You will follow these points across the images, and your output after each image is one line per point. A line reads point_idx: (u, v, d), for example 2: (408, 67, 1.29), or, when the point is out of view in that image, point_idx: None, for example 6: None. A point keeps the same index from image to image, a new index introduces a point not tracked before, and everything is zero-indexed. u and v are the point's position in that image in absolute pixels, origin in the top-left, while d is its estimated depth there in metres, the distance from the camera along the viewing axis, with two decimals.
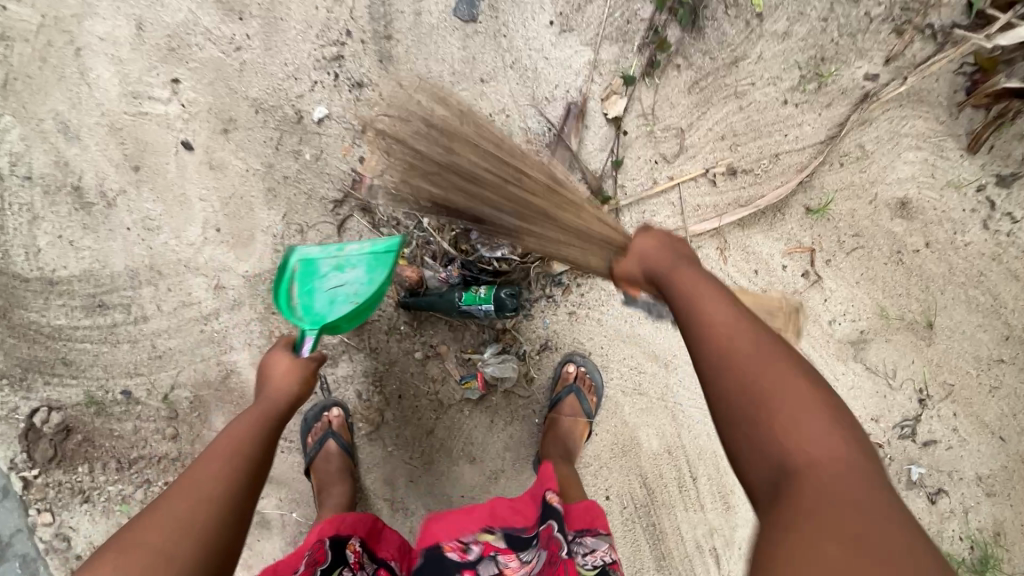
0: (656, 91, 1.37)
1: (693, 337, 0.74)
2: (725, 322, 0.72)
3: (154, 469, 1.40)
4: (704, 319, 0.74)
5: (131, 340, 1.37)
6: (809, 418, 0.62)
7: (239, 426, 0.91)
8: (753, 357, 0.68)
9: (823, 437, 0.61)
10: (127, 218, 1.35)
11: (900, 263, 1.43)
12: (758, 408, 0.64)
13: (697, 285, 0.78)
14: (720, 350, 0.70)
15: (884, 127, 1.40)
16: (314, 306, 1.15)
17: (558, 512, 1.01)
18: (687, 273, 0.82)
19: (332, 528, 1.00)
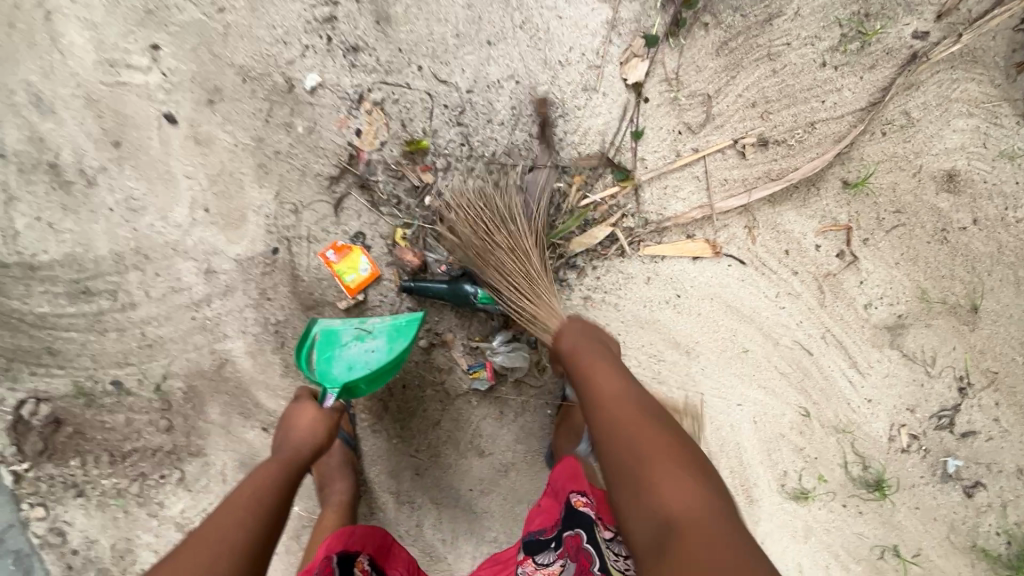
0: (681, 53, 1.25)
1: (593, 413, 0.83)
2: (619, 393, 0.83)
3: (149, 462, 1.34)
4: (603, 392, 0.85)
5: (119, 328, 1.29)
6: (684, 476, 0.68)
7: (261, 475, 0.90)
8: (638, 425, 0.77)
9: (694, 488, 0.67)
10: (109, 198, 1.26)
11: (944, 241, 1.32)
12: (639, 467, 0.71)
13: (594, 366, 0.90)
14: (614, 420, 0.79)
15: (932, 92, 1.27)
16: (333, 373, 1.15)
17: (587, 519, 0.93)
18: (589, 355, 0.94)
19: (342, 542, 0.99)
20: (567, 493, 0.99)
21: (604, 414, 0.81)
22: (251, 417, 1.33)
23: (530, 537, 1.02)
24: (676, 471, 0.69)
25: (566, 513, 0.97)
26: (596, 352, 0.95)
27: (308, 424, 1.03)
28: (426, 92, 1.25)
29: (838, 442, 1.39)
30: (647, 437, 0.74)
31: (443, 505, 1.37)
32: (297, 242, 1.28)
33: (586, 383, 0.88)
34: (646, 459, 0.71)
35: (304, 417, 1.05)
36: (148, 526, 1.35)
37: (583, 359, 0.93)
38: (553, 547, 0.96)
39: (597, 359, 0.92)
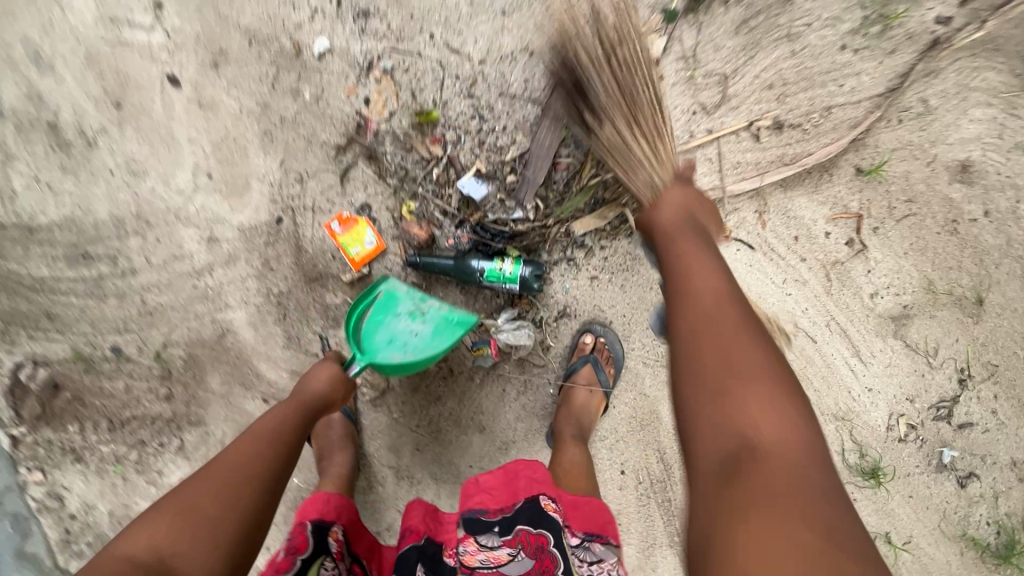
0: (700, 30, 1.22)
1: (687, 312, 0.80)
2: (723, 302, 0.79)
3: (149, 429, 1.33)
4: (694, 284, 0.83)
5: (119, 294, 1.28)
6: (766, 393, 0.68)
7: (277, 413, 0.96)
8: (740, 348, 0.73)
9: (786, 416, 0.66)
10: (110, 160, 1.23)
11: (954, 233, 1.31)
12: (730, 386, 0.70)
13: (699, 269, 0.85)
14: (716, 336, 0.75)
15: (951, 80, 1.25)
16: (371, 339, 1.14)
17: (555, 523, 0.93)
18: (690, 251, 0.88)
19: (317, 510, 1.01)
20: (534, 492, 0.96)
21: (703, 322, 0.77)
22: (252, 388, 1.32)
23: (468, 512, 0.96)
24: (769, 399, 0.68)
25: (527, 505, 0.95)
26: (696, 250, 0.88)
27: (325, 378, 1.04)
28: (438, 62, 1.22)
29: (836, 429, 1.41)
30: (744, 360, 0.72)
31: (443, 481, 1.37)
32: (302, 212, 1.26)
33: (683, 287, 0.83)
34: (740, 379, 0.70)
35: (323, 373, 1.05)
36: (146, 493, 1.35)
37: (686, 259, 0.87)
38: (498, 531, 0.93)
39: (701, 261, 0.86)
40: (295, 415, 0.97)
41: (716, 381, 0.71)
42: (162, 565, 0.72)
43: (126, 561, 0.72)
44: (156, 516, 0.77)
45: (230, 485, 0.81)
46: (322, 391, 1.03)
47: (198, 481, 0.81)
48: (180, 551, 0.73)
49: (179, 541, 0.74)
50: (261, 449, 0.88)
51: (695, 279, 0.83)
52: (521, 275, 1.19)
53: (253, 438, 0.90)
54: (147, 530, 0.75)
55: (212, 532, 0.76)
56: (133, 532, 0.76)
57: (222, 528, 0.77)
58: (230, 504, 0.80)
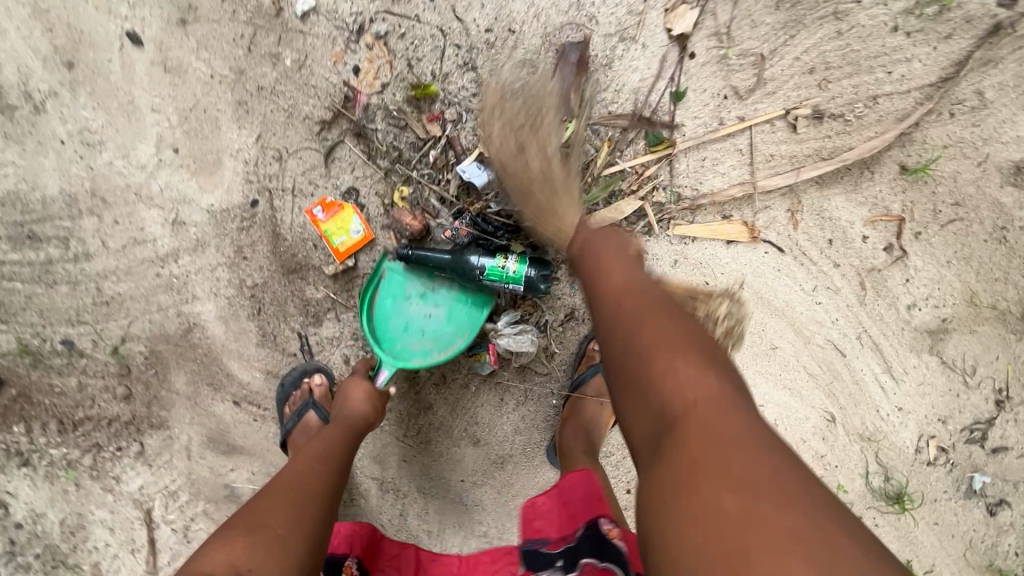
0: (736, 3, 1.09)
1: (597, 302, 0.72)
2: (628, 283, 0.71)
3: (104, 432, 1.19)
4: (602, 271, 0.75)
5: (71, 281, 1.13)
6: (677, 357, 0.58)
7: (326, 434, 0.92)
8: (644, 317, 0.64)
9: (696, 369, 0.57)
10: (60, 128, 1.09)
11: (1003, 241, 1.16)
12: (642, 361, 0.60)
13: (604, 258, 0.77)
14: (622, 316, 0.66)
15: (1011, 70, 1.10)
16: (389, 327, 1.11)
17: (621, 554, 0.78)
18: (602, 244, 0.80)
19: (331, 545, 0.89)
20: (592, 516, 0.85)
21: (611, 303, 0.69)
22: (221, 389, 1.18)
23: (527, 546, 0.89)
24: (684, 358, 0.58)
25: (586, 533, 0.83)
26: (603, 241, 0.81)
27: (363, 394, 1.00)
28: (438, 29, 1.09)
29: (861, 450, 1.26)
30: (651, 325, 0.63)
31: (432, 496, 1.24)
32: (280, 195, 1.12)
33: (593, 277, 0.75)
34: (650, 346, 0.60)
35: (359, 391, 1.01)
36: (101, 502, 1.21)
37: (593, 252, 0.79)
38: (561, 566, 0.82)
39: (609, 250, 0.78)
40: (344, 435, 0.91)
41: (630, 363, 0.61)
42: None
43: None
44: (226, 533, 0.69)
45: (298, 501, 0.75)
46: (365, 408, 0.99)
47: (264, 498, 0.74)
48: (256, 567, 0.65)
49: (255, 555, 0.66)
50: (319, 468, 0.82)
51: (600, 269, 0.75)
52: (525, 274, 1.04)
53: (309, 458, 0.84)
54: (219, 546, 0.67)
55: (285, 548, 0.69)
56: (202, 550, 0.67)
57: (293, 548, 0.70)
58: (299, 522, 0.72)
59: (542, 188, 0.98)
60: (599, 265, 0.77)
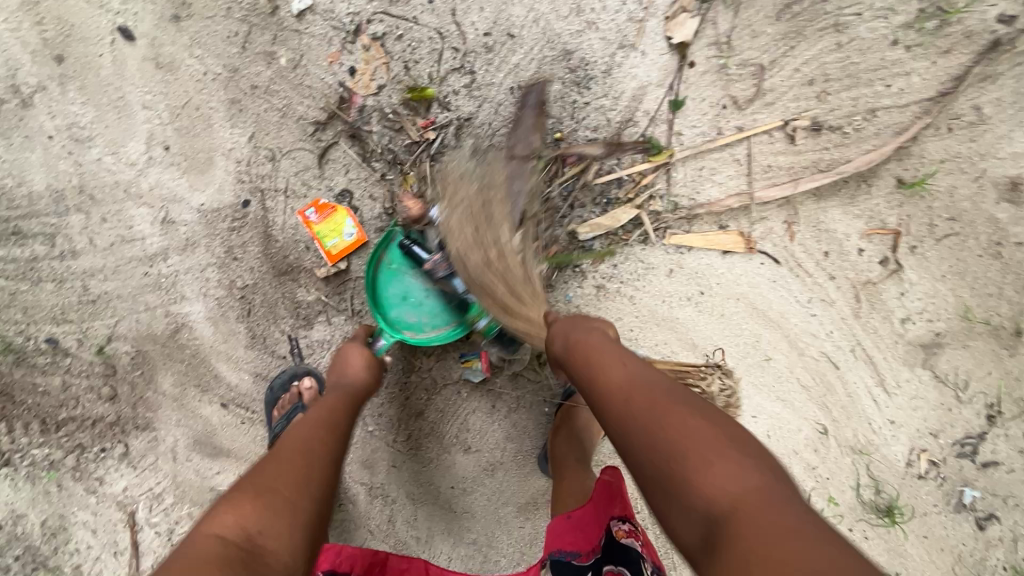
0: (736, 13, 1.10)
1: (604, 409, 0.68)
2: (631, 380, 0.67)
3: (88, 433, 1.17)
4: (602, 372, 0.71)
5: (57, 278, 1.11)
6: (703, 452, 0.55)
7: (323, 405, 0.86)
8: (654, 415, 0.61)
9: (731, 463, 0.53)
10: (50, 124, 1.08)
11: (998, 256, 1.15)
12: (667, 468, 0.56)
13: (598, 355, 0.74)
14: (629, 421, 0.63)
15: (1009, 87, 1.10)
16: (387, 293, 1.09)
17: (635, 552, 0.79)
18: (597, 343, 0.77)
19: (330, 560, 0.88)
20: (608, 518, 0.84)
21: (618, 408, 0.65)
22: (208, 391, 1.16)
23: (557, 556, 0.83)
24: (714, 453, 0.54)
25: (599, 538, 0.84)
26: (592, 338, 0.79)
27: (360, 364, 0.97)
28: (436, 31, 1.08)
29: (853, 464, 1.21)
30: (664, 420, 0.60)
31: (422, 502, 1.23)
32: (272, 195, 1.10)
33: (594, 380, 0.71)
34: (670, 451, 0.57)
35: (356, 357, 0.99)
36: (84, 504, 1.18)
37: (583, 354, 0.76)
38: None
39: (599, 347, 0.76)
40: (344, 405, 0.88)
41: (657, 477, 0.58)
42: (252, 544, 0.58)
43: (210, 542, 0.57)
44: (233, 497, 0.63)
45: (305, 467, 0.70)
46: (363, 378, 0.96)
47: (270, 463, 0.70)
48: (269, 531, 0.60)
49: (266, 518, 0.61)
50: (324, 436, 0.78)
51: (597, 367, 0.72)
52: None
53: (310, 427, 0.79)
54: (227, 510, 0.61)
55: (297, 513, 0.64)
56: (207, 516, 0.61)
57: (300, 500, 0.66)
58: (308, 488, 0.68)
59: (504, 288, 0.97)
60: (592, 365, 0.74)
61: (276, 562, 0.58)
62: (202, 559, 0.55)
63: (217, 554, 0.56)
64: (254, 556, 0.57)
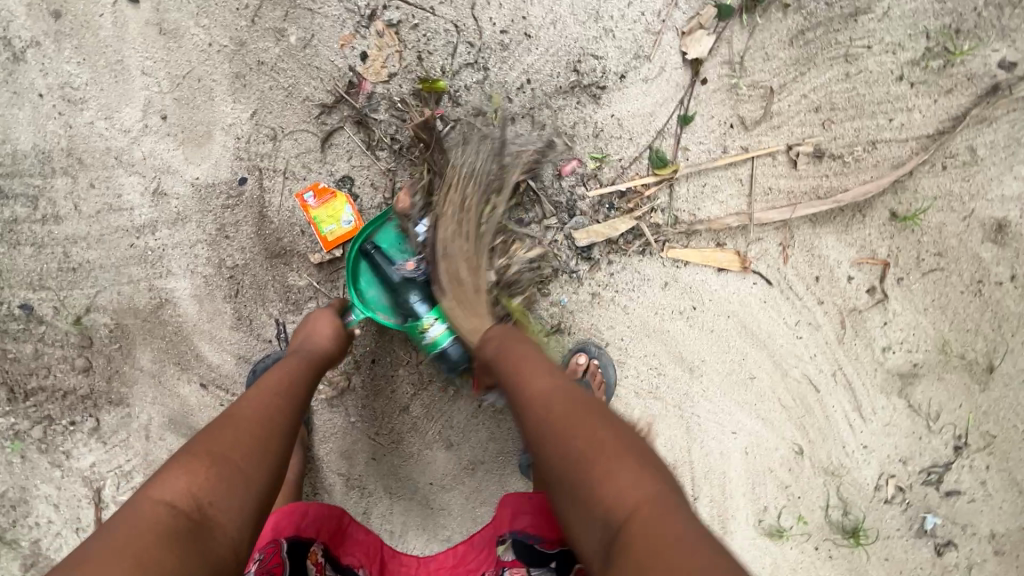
0: (752, 34, 1.11)
1: (526, 418, 0.73)
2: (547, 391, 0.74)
3: (58, 404, 1.13)
4: (524, 380, 0.77)
5: (36, 243, 1.08)
6: (599, 460, 0.62)
7: (278, 369, 0.84)
8: (569, 424, 0.67)
9: (628, 475, 0.60)
10: (40, 82, 1.04)
11: (978, 294, 1.18)
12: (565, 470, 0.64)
13: (525, 360, 0.81)
14: (543, 434, 0.69)
15: (1003, 131, 1.13)
16: (370, 271, 1.06)
17: None
18: (528, 355, 0.82)
19: (293, 524, 0.85)
20: None
21: (535, 414, 0.72)
22: (187, 369, 1.13)
23: (519, 536, 0.85)
24: (618, 460, 0.62)
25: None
26: (527, 348, 0.85)
27: (327, 333, 0.96)
28: (453, 24, 1.07)
29: (825, 485, 1.21)
30: (584, 432, 0.66)
31: (398, 497, 1.22)
32: (270, 175, 1.08)
33: (518, 392, 0.77)
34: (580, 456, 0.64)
35: (326, 326, 0.98)
36: (48, 477, 1.14)
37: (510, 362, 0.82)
38: (554, 567, 0.82)
39: (524, 356, 0.82)
40: (305, 370, 0.86)
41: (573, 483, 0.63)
42: (200, 515, 0.58)
43: (158, 509, 0.57)
44: (187, 458, 0.62)
45: (261, 434, 0.69)
46: (329, 347, 0.94)
47: (226, 426, 0.68)
48: (221, 502, 0.60)
49: (220, 488, 0.61)
50: (284, 403, 0.77)
51: (522, 378, 0.78)
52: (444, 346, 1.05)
53: (270, 390, 0.78)
54: (178, 474, 0.60)
55: (252, 484, 0.64)
56: (157, 476, 0.60)
57: (247, 467, 0.65)
58: (265, 458, 0.67)
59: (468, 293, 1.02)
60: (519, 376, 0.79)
61: (225, 534, 0.59)
62: (152, 527, 0.55)
63: (166, 523, 0.56)
64: (204, 529, 0.58)
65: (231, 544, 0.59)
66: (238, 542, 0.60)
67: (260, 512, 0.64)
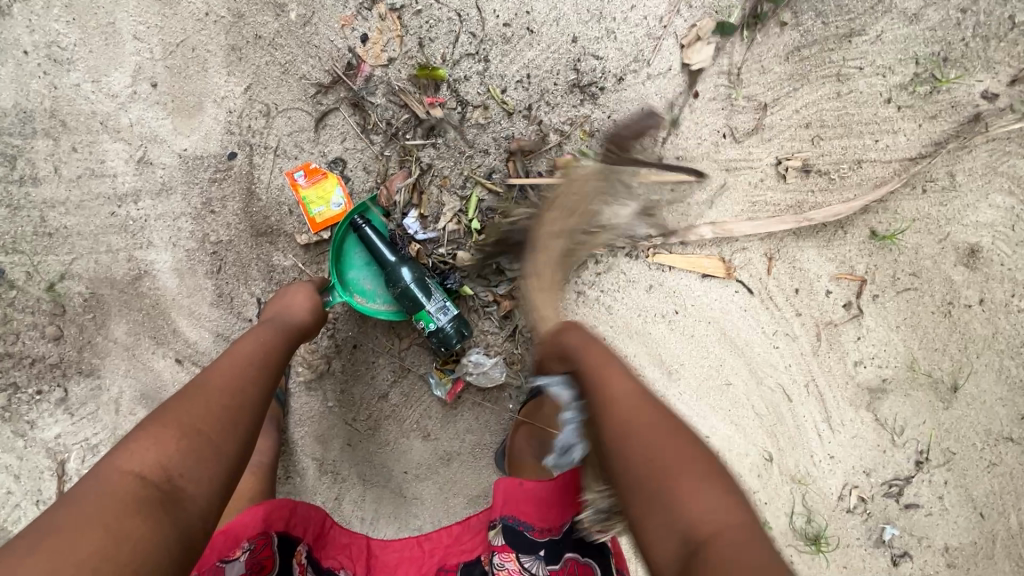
0: (750, 47, 1.13)
1: (603, 412, 0.73)
2: (629, 395, 0.73)
3: (25, 372, 1.09)
4: (604, 379, 0.77)
5: (12, 205, 1.05)
6: (691, 473, 0.62)
7: (252, 337, 0.83)
8: (654, 432, 0.67)
9: (720, 499, 0.60)
10: (26, 39, 1.01)
11: (947, 315, 1.22)
12: (643, 467, 0.65)
13: (604, 359, 0.81)
14: (623, 444, 0.68)
15: (981, 159, 1.17)
16: (351, 254, 1.06)
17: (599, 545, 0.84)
18: (605, 355, 0.82)
19: (283, 519, 0.84)
20: (578, 507, 0.89)
21: (612, 410, 0.72)
22: (163, 344, 1.10)
23: (510, 522, 0.87)
24: (705, 480, 0.62)
25: (570, 526, 0.88)
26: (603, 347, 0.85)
27: (307, 305, 0.95)
28: (456, 13, 1.06)
29: (790, 492, 1.24)
30: (667, 442, 0.66)
31: (372, 484, 1.21)
32: (260, 152, 1.06)
33: (594, 383, 0.77)
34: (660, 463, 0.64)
35: (303, 298, 0.96)
36: (9, 447, 1.11)
37: (590, 355, 0.82)
38: (543, 556, 0.84)
39: (604, 353, 0.82)
40: (279, 338, 0.85)
41: (652, 497, 0.62)
42: (170, 486, 0.58)
43: (126, 481, 0.56)
44: (157, 429, 0.61)
45: (234, 404, 0.69)
46: (306, 316, 0.93)
47: (196, 395, 0.67)
48: (191, 473, 0.60)
49: (190, 460, 0.60)
50: (257, 372, 0.76)
51: (600, 374, 0.78)
52: (436, 327, 1.02)
53: (242, 358, 0.76)
54: (147, 444, 0.59)
55: (223, 454, 0.63)
56: (124, 445, 0.59)
57: (219, 438, 0.64)
58: (236, 429, 0.67)
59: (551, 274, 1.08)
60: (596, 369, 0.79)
61: (195, 502, 0.59)
62: (120, 499, 0.55)
63: (133, 494, 0.55)
64: (173, 499, 0.57)
65: (202, 511, 0.59)
66: (211, 510, 0.60)
67: (230, 484, 0.64)
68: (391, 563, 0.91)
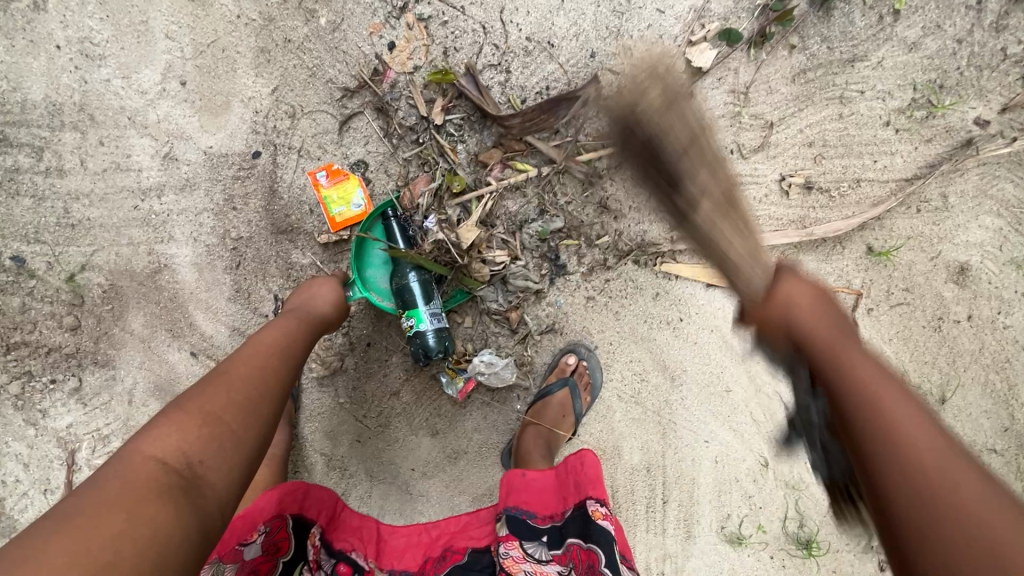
0: (759, 68, 1.18)
1: (878, 445, 0.54)
2: (921, 431, 0.53)
3: (40, 361, 1.10)
4: (879, 397, 0.57)
5: (36, 195, 1.07)
6: None
7: (274, 329, 0.85)
8: (983, 509, 0.47)
9: None
10: (59, 34, 1.04)
11: (938, 329, 1.27)
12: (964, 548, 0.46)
13: (862, 361, 0.61)
14: (919, 506, 0.49)
15: (973, 182, 1.23)
16: (371, 251, 1.08)
17: (606, 534, 0.83)
18: (860, 356, 0.62)
19: (297, 502, 0.87)
20: (584, 496, 0.89)
21: (898, 445, 0.53)
22: (179, 337, 1.12)
23: (513, 512, 0.89)
24: None
25: (575, 515, 0.89)
26: (858, 345, 0.64)
27: (327, 299, 0.97)
28: (481, 25, 1.10)
29: (784, 497, 1.24)
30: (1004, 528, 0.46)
31: (379, 480, 1.23)
32: (284, 152, 1.09)
33: (861, 396, 0.58)
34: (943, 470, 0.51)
35: (325, 291, 0.98)
36: (21, 435, 1.12)
37: (843, 354, 0.62)
38: (546, 542, 0.87)
39: (860, 352, 0.62)
40: (299, 331, 0.87)
41: None
42: (190, 473, 0.59)
43: (147, 465, 0.58)
44: (178, 416, 0.63)
45: (253, 395, 0.71)
46: (325, 310, 0.95)
47: (216, 385, 0.69)
48: (210, 461, 0.61)
49: (211, 447, 0.62)
50: (274, 364, 0.77)
51: (876, 393, 0.57)
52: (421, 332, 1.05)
53: (264, 350, 0.79)
54: (170, 431, 0.61)
55: (241, 444, 0.65)
56: (147, 431, 0.61)
57: (238, 428, 0.66)
58: (254, 420, 0.69)
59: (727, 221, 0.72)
60: (838, 346, 0.63)
61: (215, 488, 0.60)
62: (140, 482, 0.56)
63: (155, 478, 0.57)
64: (192, 484, 0.59)
65: (221, 498, 0.61)
66: (230, 498, 0.62)
67: (247, 473, 0.65)
68: (399, 547, 0.94)
